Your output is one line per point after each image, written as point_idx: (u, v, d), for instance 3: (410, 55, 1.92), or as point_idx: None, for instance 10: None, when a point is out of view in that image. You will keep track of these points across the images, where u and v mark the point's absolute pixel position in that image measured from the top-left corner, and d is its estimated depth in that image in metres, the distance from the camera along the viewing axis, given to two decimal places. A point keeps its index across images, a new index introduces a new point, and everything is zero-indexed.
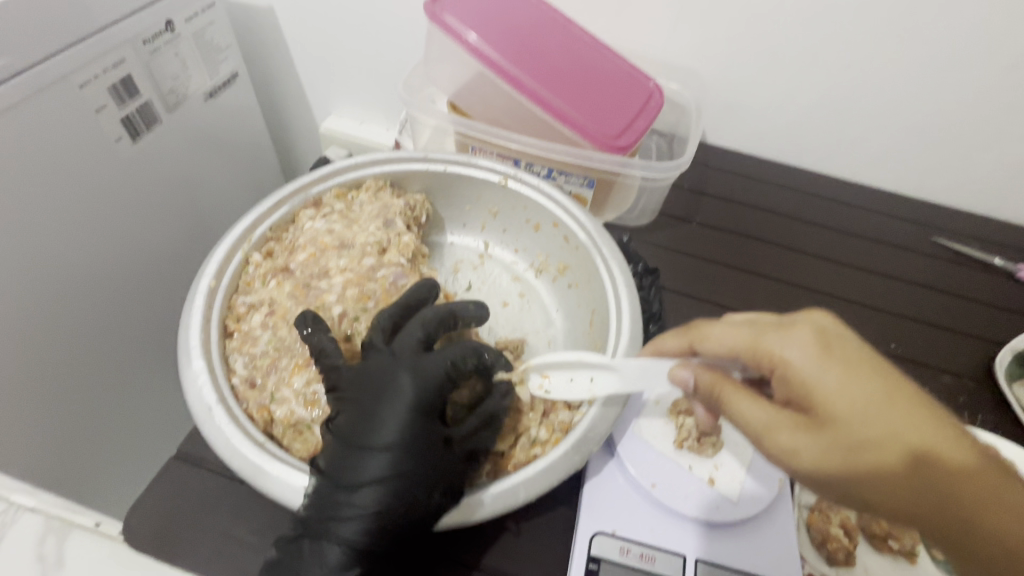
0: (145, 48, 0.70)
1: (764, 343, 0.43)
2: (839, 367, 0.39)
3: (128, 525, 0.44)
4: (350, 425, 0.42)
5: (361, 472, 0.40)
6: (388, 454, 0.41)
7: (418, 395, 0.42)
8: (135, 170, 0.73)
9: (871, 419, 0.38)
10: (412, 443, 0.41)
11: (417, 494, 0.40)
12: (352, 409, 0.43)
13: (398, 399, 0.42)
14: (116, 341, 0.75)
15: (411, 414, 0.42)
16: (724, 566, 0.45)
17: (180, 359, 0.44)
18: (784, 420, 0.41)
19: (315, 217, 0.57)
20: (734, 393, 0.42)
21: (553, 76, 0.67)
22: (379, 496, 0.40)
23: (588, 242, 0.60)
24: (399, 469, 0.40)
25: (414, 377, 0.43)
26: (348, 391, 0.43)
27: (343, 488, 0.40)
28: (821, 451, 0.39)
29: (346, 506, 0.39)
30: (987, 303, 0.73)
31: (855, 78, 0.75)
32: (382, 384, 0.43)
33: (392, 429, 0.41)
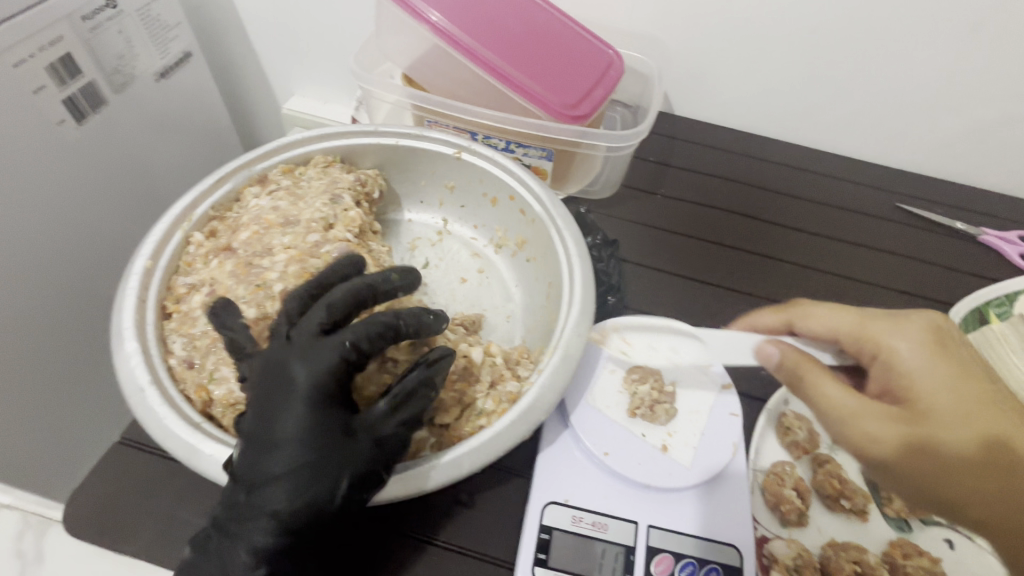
0: (84, 25, 0.67)
1: (874, 331, 0.47)
2: (944, 369, 0.44)
3: (68, 509, 0.44)
4: (251, 422, 0.40)
5: (258, 469, 0.39)
6: (289, 445, 0.39)
7: (314, 386, 0.40)
8: (79, 153, 0.70)
9: (953, 417, 0.42)
10: (310, 438, 0.39)
11: (318, 489, 0.39)
12: (252, 403, 0.41)
13: (294, 394, 0.40)
14: (67, 331, 0.72)
15: (310, 408, 0.40)
16: (677, 531, 0.46)
17: (113, 341, 0.43)
18: (873, 409, 0.43)
19: (260, 194, 0.56)
20: (823, 376, 0.45)
21: (509, 44, 0.65)
22: (283, 493, 0.38)
23: (543, 213, 0.59)
24: (299, 459, 0.39)
25: (309, 368, 0.40)
26: (252, 385, 0.42)
27: (246, 485, 0.39)
28: (901, 438, 0.42)
29: (245, 505, 0.38)
30: (949, 266, 0.73)
31: (819, 43, 0.74)
32: (277, 377, 0.41)
33: (291, 418, 0.39)
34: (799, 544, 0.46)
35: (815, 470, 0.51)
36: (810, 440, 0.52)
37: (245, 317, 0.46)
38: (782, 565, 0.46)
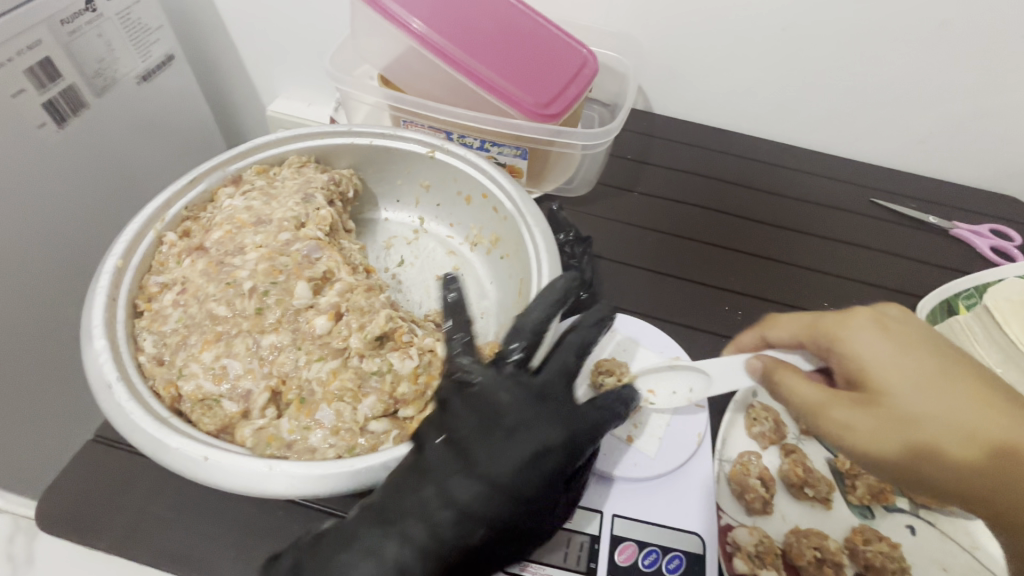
0: (63, 29, 0.68)
1: (821, 323, 0.47)
2: (893, 346, 0.43)
3: (41, 503, 0.45)
4: (468, 439, 0.43)
5: (464, 481, 0.41)
6: (499, 477, 0.42)
7: (551, 442, 0.43)
8: (61, 156, 0.71)
9: (920, 393, 0.41)
10: (531, 479, 0.42)
11: (512, 524, 0.41)
12: (472, 421, 0.44)
13: (534, 436, 0.43)
14: (50, 333, 0.73)
15: (545, 456, 0.43)
16: (640, 520, 0.46)
17: (83, 339, 0.44)
18: (836, 398, 0.43)
19: (234, 195, 0.57)
20: (791, 375, 0.46)
21: (483, 44, 0.66)
22: (470, 513, 0.41)
23: (514, 211, 0.60)
24: (503, 492, 0.41)
25: (563, 422, 0.44)
26: (479, 403, 0.44)
27: (439, 491, 0.41)
28: (866, 426, 0.42)
29: (439, 507, 0.40)
30: (919, 258, 0.74)
31: (789, 41, 0.76)
32: (530, 413, 0.44)
33: (512, 455, 0.42)
34: (761, 531, 0.47)
35: (780, 460, 0.52)
36: (776, 430, 0.53)
37: (215, 314, 0.48)
38: (745, 552, 0.46)
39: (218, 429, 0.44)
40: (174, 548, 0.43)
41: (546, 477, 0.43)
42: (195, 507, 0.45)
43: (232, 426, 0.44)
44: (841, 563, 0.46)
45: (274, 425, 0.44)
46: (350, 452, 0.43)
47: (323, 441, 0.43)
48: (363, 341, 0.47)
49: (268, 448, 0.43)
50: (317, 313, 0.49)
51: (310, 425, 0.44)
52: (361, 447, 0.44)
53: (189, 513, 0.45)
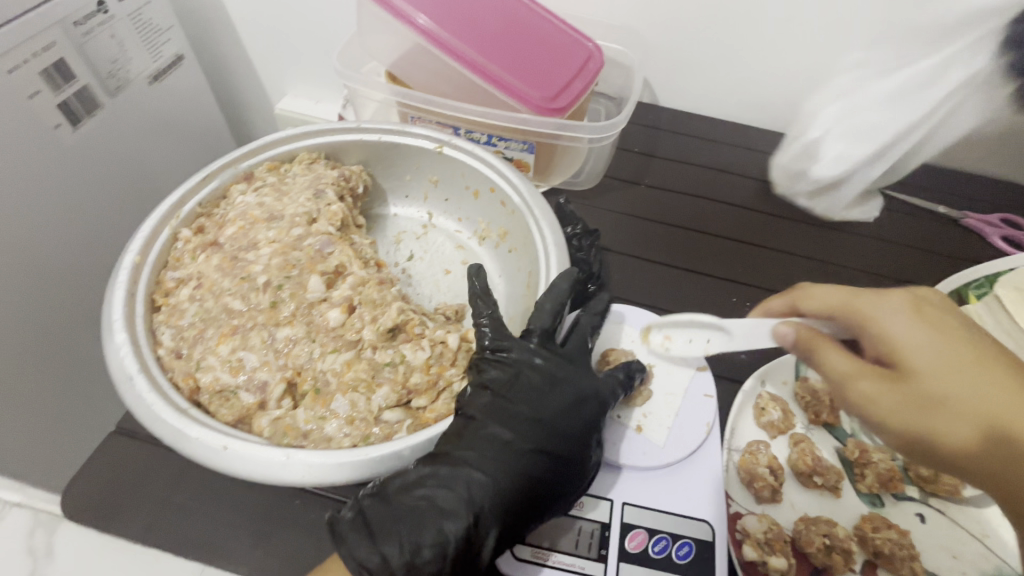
0: (76, 31, 0.69)
1: (856, 303, 0.45)
2: (927, 330, 0.42)
3: (67, 492, 0.46)
4: (520, 386, 0.46)
5: (529, 423, 0.45)
6: (554, 423, 0.46)
7: (588, 393, 0.47)
8: (76, 157, 0.72)
9: (953, 376, 0.40)
10: (578, 418, 0.46)
11: (567, 460, 0.45)
12: (516, 374, 0.47)
13: (574, 383, 0.47)
14: (69, 330, 0.75)
15: (585, 399, 0.47)
16: (649, 507, 0.48)
17: (104, 333, 0.45)
18: (865, 371, 0.43)
19: (246, 191, 0.58)
20: (827, 345, 0.45)
21: (488, 39, 0.66)
22: (534, 453, 0.44)
23: (522, 205, 0.61)
24: (558, 436, 0.45)
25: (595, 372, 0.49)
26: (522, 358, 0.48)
27: (505, 432, 0.45)
28: (888, 400, 0.42)
29: (501, 449, 0.44)
30: (931, 249, 0.73)
31: (795, 33, 0.75)
32: (568, 365, 0.48)
33: (560, 403, 0.46)
34: (770, 519, 0.47)
35: (789, 449, 0.52)
36: (784, 419, 0.53)
37: (231, 308, 0.49)
38: (754, 539, 0.46)
39: (235, 419, 0.45)
40: (195, 536, 0.45)
41: (590, 418, 0.46)
42: (214, 496, 0.46)
43: (249, 416, 0.46)
44: (850, 549, 0.46)
45: (290, 415, 0.45)
46: (365, 441, 0.44)
47: (338, 431, 0.45)
48: (376, 333, 0.48)
49: (285, 438, 0.44)
50: (331, 306, 0.50)
51: (325, 415, 0.45)
52: (375, 436, 0.45)
53: (208, 502, 0.46)
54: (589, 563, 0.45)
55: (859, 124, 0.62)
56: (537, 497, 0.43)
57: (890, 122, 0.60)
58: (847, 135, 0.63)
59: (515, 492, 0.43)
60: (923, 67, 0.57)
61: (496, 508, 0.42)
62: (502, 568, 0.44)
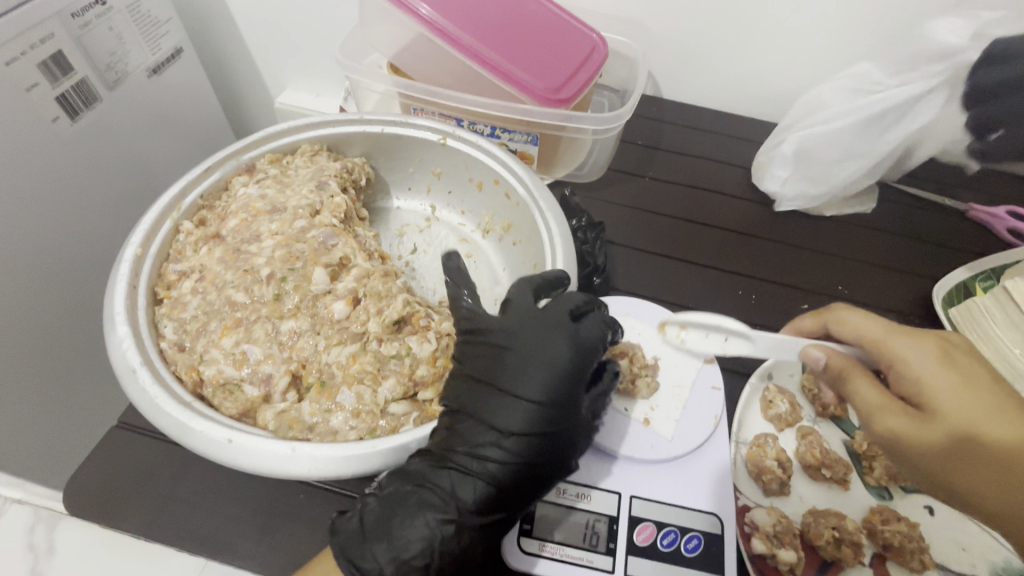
0: (74, 22, 0.68)
1: (889, 341, 0.44)
2: (958, 377, 0.42)
3: (70, 487, 0.46)
4: (499, 374, 0.44)
5: (512, 410, 0.43)
6: (536, 406, 0.43)
7: (567, 363, 0.44)
8: (74, 150, 0.71)
9: (984, 421, 0.40)
10: (553, 391, 0.43)
11: (547, 436, 0.43)
12: (491, 356, 0.45)
13: (545, 351, 0.44)
14: (69, 325, 0.74)
15: (559, 368, 0.44)
16: (657, 500, 0.47)
17: (105, 325, 0.45)
18: (899, 407, 0.41)
19: (248, 183, 0.57)
20: (861, 376, 0.43)
21: (492, 30, 0.65)
22: (520, 442, 0.42)
23: (526, 196, 0.61)
24: (541, 420, 0.43)
25: (570, 337, 0.45)
26: (494, 338, 0.45)
27: (488, 425, 0.43)
28: (923, 439, 0.40)
29: (480, 438, 0.43)
30: (941, 242, 0.72)
31: (802, 23, 0.74)
32: (538, 334, 0.45)
33: (537, 384, 0.43)
34: (779, 512, 0.47)
35: (797, 442, 0.52)
36: (792, 412, 0.53)
37: (234, 300, 0.48)
38: (763, 532, 0.46)
39: (239, 413, 0.45)
40: (199, 530, 0.44)
41: (564, 385, 0.44)
42: (218, 491, 0.46)
43: (253, 410, 0.45)
44: (859, 542, 0.45)
45: (295, 408, 0.45)
46: (371, 434, 0.44)
47: (344, 423, 0.44)
48: (381, 325, 0.48)
49: (291, 431, 0.43)
50: (335, 298, 0.49)
51: (330, 407, 0.45)
52: (381, 429, 0.44)
53: (211, 496, 0.46)
54: (598, 557, 0.44)
55: (816, 167, 0.70)
56: (523, 477, 0.42)
57: (839, 167, 0.69)
58: (808, 179, 0.71)
59: (501, 480, 0.42)
60: (891, 97, 0.62)
61: (482, 498, 0.42)
62: (509, 560, 0.44)
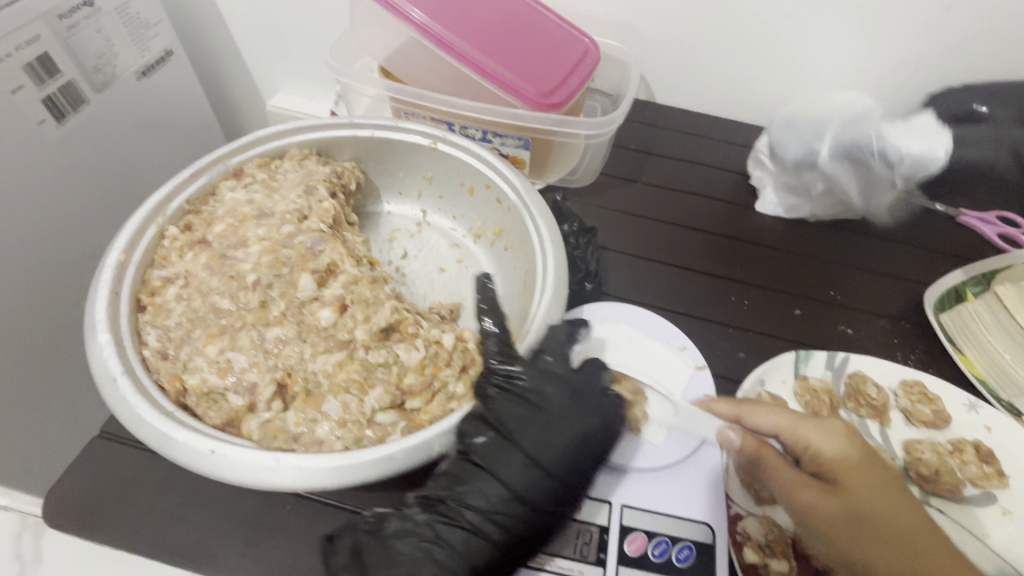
0: (61, 24, 0.67)
1: (802, 428, 0.45)
2: (856, 456, 0.43)
3: (49, 497, 0.45)
4: (518, 438, 0.45)
5: (527, 475, 0.43)
6: (552, 477, 0.44)
7: (591, 437, 0.45)
8: (61, 152, 0.70)
9: (878, 496, 0.42)
10: (580, 464, 0.45)
11: (562, 507, 0.44)
12: (517, 415, 0.45)
13: (578, 425, 0.45)
14: (55, 331, 0.73)
15: (588, 443, 0.45)
16: (649, 510, 0.47)
17: (87, 333, 0.44)
18: (807, 486, 0.43)
19: (235, 188, 0.57)
20: (776, 457, 0.45)
21: (483, 34, 0.65)
22: (530, 510, 0.43)
23: (518, 202, 0.60)
24: (554, 490, 0.43)
25: (601, 413, 0.47)
26: (526, 396, 0.46)
27: (501, 486, 0.43)
28: (829, 515, 0.42)
29: (497, 498, 0.43)
30: (933, 247, 0.71)
31: (794, 29, 0.74)
32: (574, 406, 0.46)
33: (560, 456, 0.44)
34: (772, 520, 0.47)
35: None
36: None
37: (218, 308, 0.48)
38: (755, 542, 0.45)
39: (223, 422, 0.44)
40: (181, 542, 0.43)
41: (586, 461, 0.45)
42: (202, 500, 0.45)
43: (238, 419, 0.44)
44: None
45: (280, 417, 0.44)
46: (358, 444, 0.43)
47: (330, 433, 0.43)
48: (369, 332, 0.47)
49: (275, 441, 0.43)
50: (322, 305, 0.49)
51: (316, 417, 0.44)
52: (368, 439, 0.44)
53: (196, 507, 0.45)
54: (587, 567, 0.44)
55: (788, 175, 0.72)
56: (530, 543, 0.43)
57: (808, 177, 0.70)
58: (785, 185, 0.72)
59: (508, 543, 0.42)
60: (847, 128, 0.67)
61: (488, 560, 0.42)
62: None
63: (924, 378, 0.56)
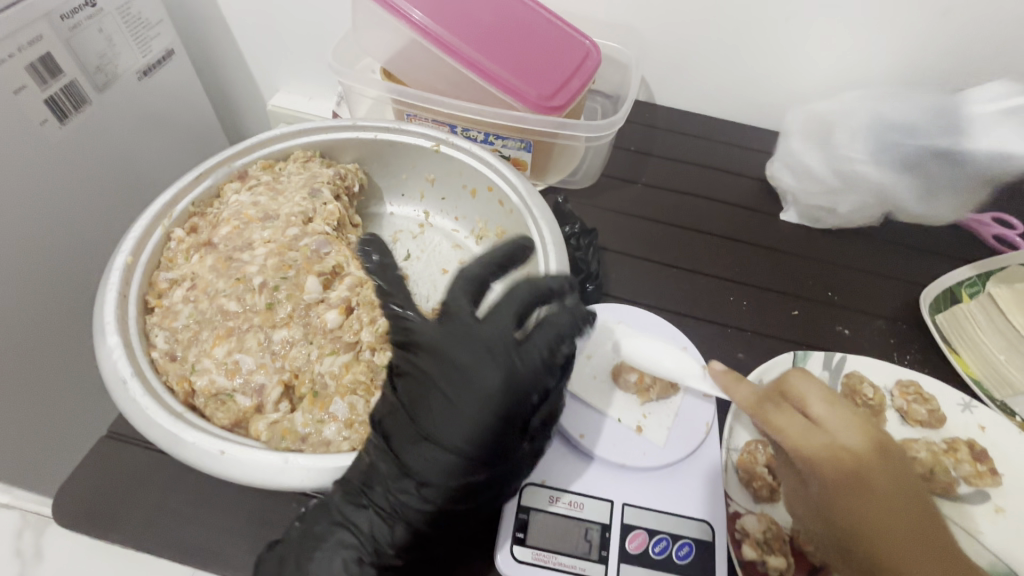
0: (63, 24, 0.67)
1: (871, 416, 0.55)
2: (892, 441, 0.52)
3: (58, 497, 0.45)
4: (419, 413, 0.42)
5: (431, 456, 0.41)
6: (452, 454, 0.40)
7: (497, 402, 0.40)
8: (64, 152, 0.70)
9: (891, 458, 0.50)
10: (481, 431, 0.40)
11: (475, 481, 0.41)
12: (419, 383, 0.42)
13: (476, 389, 0.40)
14: (59, 332, 0.73)
15: (489, 405, 0.40)
16: (650, 508, 0.48)
17: (96, 335, 0.45)
18: None
19: (240, 190, 0.57)
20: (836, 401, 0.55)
21: (485, 37, 0.65)
22: (435, 492, 0.41)
23: (520, 204, 0.61)
24: (459, 470, 0.40)
25: (505, 369, 0.41)
26: (424, 362, 0.43)
27: (404, 469, 0.41)
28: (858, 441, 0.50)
29: (396, 481, 0.41)
30: (929, 248, 0.72)
31: (793, 32, 0.75)
32: (470, 370, 0.41)
33: (456, 432, 0.40)
34: (770, 518, 0.48)
35: None
36: None
37: (226, 310, 0.48)
38: (753, 539, 0.46)
39: (232, 423, 0.45)
40: (190, 541, 0.44)
41: (493, 426, 0.40)
42: (212, 499, 0.46)
43: (246, 420, 0.45)
44: None
45: (288, 418, 0.45)
46: (365, 444, 0.44)
47: (337, 434, 0.44)
48: (374, 334, 0.48)
49: (283, 441, 0.44)
50: (328, 307, 0.49)
51: (323, 418, 0.45)
52: None
53: (204, 506, 0.45)
54: (589, 564, 0.45)
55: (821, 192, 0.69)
56: (455, 504, 0.41)
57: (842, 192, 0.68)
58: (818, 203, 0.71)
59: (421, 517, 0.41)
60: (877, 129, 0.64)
61: (407, 535, 0.42)
62: (501, 569, 0.44)
63: (919, 379, 0.57)
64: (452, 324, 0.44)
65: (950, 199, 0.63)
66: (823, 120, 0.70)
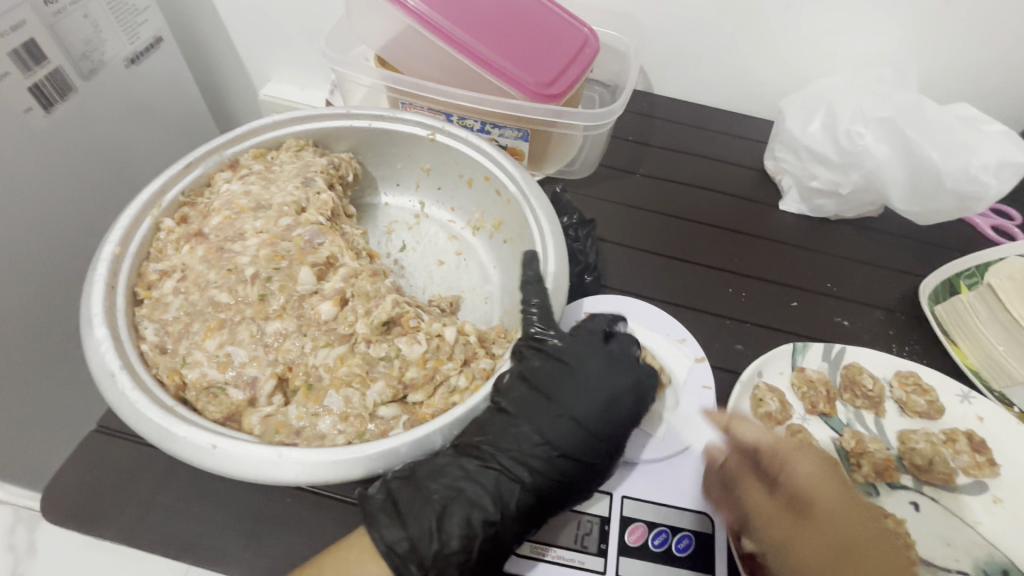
0: (47, 9, 0.65)
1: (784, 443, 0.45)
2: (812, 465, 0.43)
3: (46, 492, 0.45)
4: (550, 394, 0.46)
5: (564, 431, 0.45)
6: (583, 433, 0.45)
7: (627, 405, 0.47)
8: (49, 140, 0.68)
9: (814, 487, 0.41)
10: (610, 422, 0.46)
11: (592, 465, 0.45)
12: (552, 371, 0.48)
13: (611, 385, 0.47)
14: (47, 325, 0.72)
15: (621, 404, 0.46)
16: (648, 500, 0.48)
17: (82, 327, 0.44)
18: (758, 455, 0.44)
19: (231, 179, 0.56)
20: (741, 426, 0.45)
21: (480, 23, 0.64)
22: (561, 463, 0.44)
23: (517, 193, 0.60)
24: (587, 449, 0.45)
25: (633, 377, 0.48)
26: (560, 354, 0.48)
27: (539, 435, 0.45)
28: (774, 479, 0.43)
29: (530, 445, 0.45)
30: (927, 239, 0.72)
31: (794, 19, 0.74)
32: (610, 370, 0.47)
33: (592, 415, 0.46)
34: None
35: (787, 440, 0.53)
36: (782, 411, 0.54)
37: (217, 301, 0.47)
38: None
39: (225, 416, 0.44)
40: (183, 536, 0.43)
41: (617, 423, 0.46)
42: (205, 492, 0.45)
43: (239, 413, 0.45)
44: None
45: (282, 412, 0.44)
46: (360, 437, 0.44)
47: (333, 427, 0.44)
48: (370, 326, 0.47)
49: (277, 435, 0.43)
50: (322, 299, 0.48)
51: (318, 411, 0.44)
52: (371, 433, 0.44)
53: (197, 500, 0.45)
54: (588, 557, 0.45)
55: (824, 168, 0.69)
56: (566, 495, 0.44)
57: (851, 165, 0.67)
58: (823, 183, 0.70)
59: (536, 492, 0.43)
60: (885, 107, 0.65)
61: (523, 506, 0.43)
62: None
63: (919, 369, 0.57)
64: (583, 333, 0.51)
65: (950, 195, 0.64)
66: (818, 103, 0.70)
